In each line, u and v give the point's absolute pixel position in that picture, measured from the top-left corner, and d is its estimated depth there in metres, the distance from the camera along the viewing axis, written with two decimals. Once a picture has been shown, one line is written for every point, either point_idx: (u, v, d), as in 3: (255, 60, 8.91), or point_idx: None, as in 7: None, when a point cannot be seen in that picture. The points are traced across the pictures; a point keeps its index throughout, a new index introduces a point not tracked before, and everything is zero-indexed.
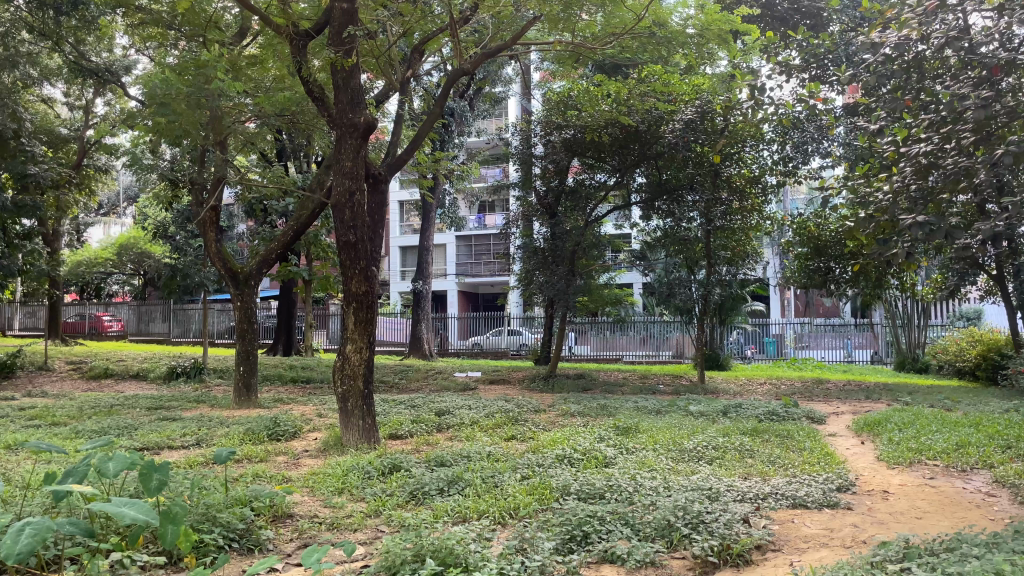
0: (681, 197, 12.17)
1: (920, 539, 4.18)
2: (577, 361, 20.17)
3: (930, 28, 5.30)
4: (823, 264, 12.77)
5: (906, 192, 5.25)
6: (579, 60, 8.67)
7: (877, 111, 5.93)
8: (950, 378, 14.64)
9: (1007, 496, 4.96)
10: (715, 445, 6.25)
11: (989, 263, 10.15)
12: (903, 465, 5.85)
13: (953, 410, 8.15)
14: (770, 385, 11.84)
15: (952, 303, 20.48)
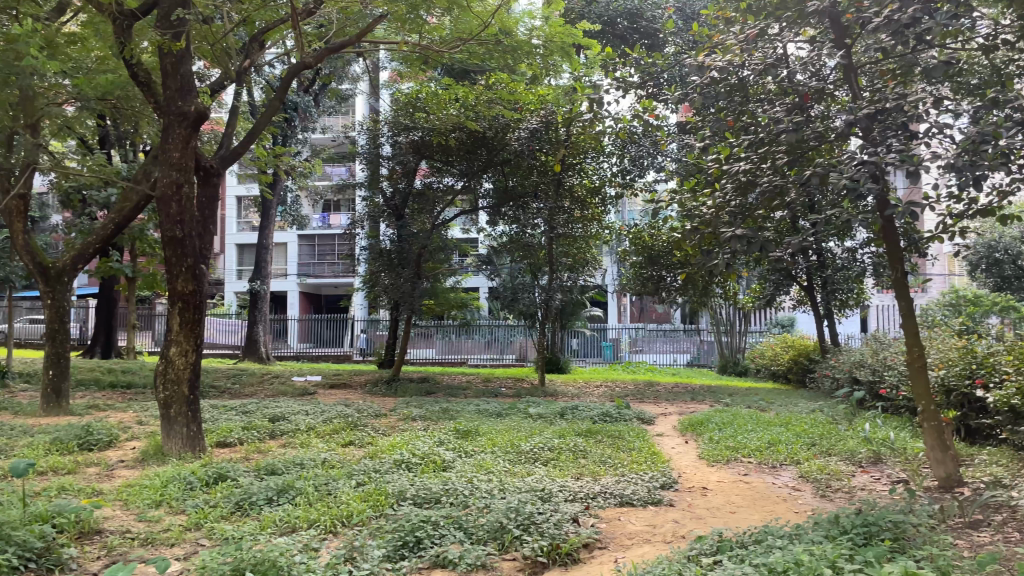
0: (526, 204, 12.37)
1: (732, 533, 4.46)
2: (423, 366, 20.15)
3: (751, 54, 5.72)
4: (656, 272, 13.41)
5: (727, 207, 5.66)
6: (428, 64, 8.73)
7: (704, 130, 6.29)
8: (766, 380, 15.80)
9: (811, 490, 5.39)
10: (550, 446, 6.42)
11: (800, 275, 11.05)
12: (721, 463, 6.23)
13: (766, 410, 8.82)
14: (605, 387, 12.32)
15: (769, 312, 22.27)
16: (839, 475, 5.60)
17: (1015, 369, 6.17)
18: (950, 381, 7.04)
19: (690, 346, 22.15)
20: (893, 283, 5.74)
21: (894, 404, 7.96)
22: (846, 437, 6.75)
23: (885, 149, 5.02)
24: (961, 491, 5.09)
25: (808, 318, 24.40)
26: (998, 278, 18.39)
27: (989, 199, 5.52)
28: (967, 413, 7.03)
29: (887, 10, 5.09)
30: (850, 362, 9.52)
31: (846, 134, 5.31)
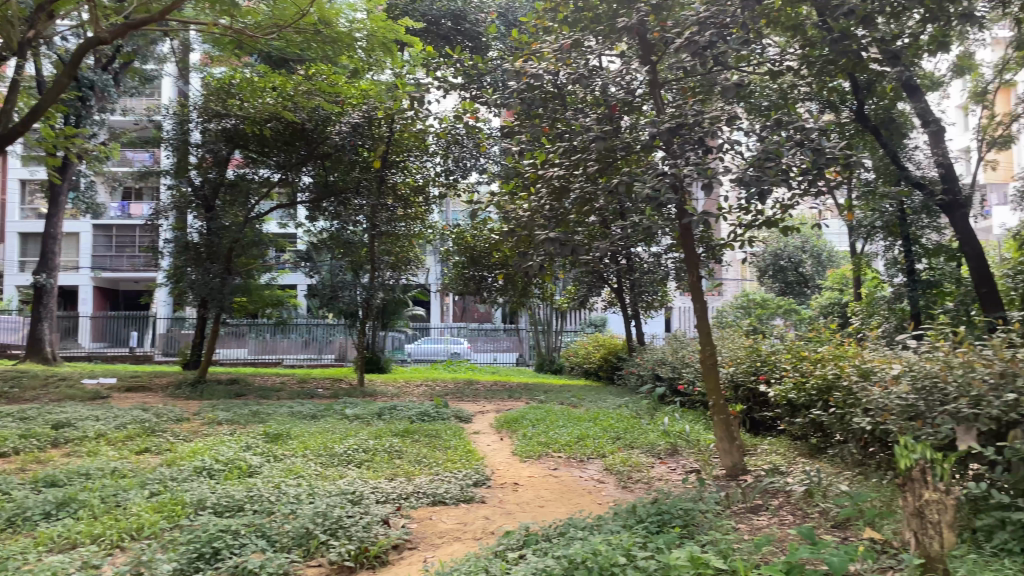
0: (347, 200, 12.20)
1: (538, 526, 4.61)
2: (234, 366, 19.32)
3: (566, 63, 5.95)
4: (477, 272, 13.69)
5: (542, 212, 5.94)
6: (242, 48, 8.35)
7: (521, 135, 6.42)
8: (579, 378, 16.50)
9: (614, 482, 5.68)
10: (365, 447, 6.31)
11: (612, 278, 11.61)
12: (533, 458, 6.41)
13: (577, 406, 9.19)
14: (425, 386, 12.37)
15: (584, 312, 23.33)
16: (639, 467, 5.95)
17: (792, 365, 6.84)
18: (738, 377, 7.68)
19: (509, 345, 22.76)
20: (690, 286, 6.17)
21: (691, 398, 8.59)
22: (647, 431, 7.17)
23: (685, 162, 5.38)
24: (744, 478, 5.55)
25: (619, 319, 25.84)
26: (783, 283, 20.20)
27: (773, 211, 6.08)
28: (752, 406, 7.71)
29: (688, 32, 5.47)
30: (653, 361, 10.14)
31: (651, 146, 5.65)
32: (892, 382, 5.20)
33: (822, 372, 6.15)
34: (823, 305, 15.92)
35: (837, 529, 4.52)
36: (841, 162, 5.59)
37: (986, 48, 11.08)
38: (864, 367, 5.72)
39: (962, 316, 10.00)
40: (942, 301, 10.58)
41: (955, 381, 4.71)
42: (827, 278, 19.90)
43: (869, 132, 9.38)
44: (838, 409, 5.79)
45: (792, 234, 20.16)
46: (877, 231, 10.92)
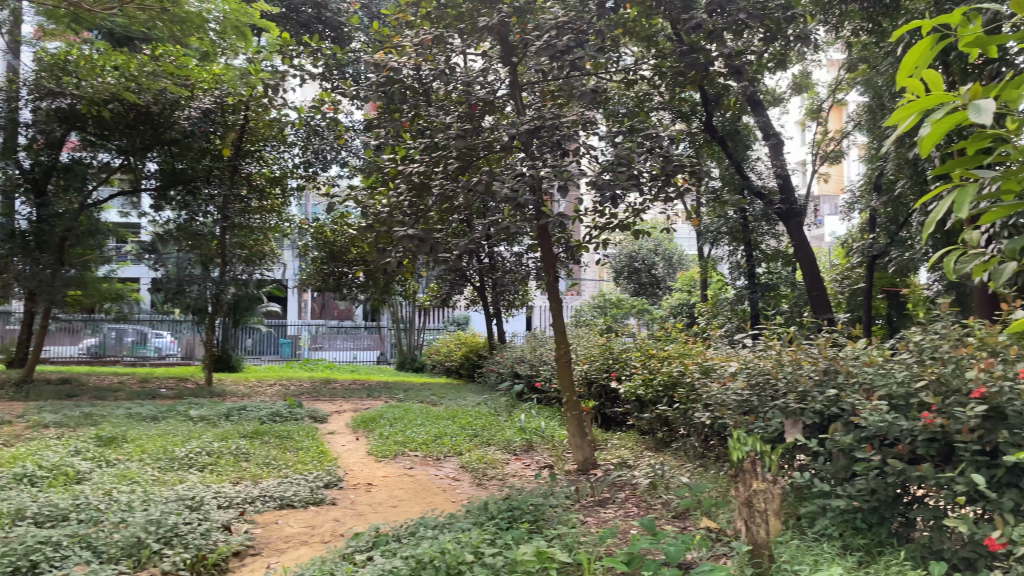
0: (196, 189, 11.74)
1: (389, 527, 4.55)
2: (67, 364, 18.03)
3: (427, 58, 5.97)
4: (336, 269, 13.35)
5: (401, 208, 5.86)
6: (79, 22, 7.76)
7: (379, 128, 6.29)
8: (440, 376, 16.50)
9: (468, 479, 5.70)
10: (209, 450, 6.02)
11: (473, 276, 11.67)
12: (388, 458, 6.33)
13: (436, 405, 9.18)
14: (280, 386, 11.96)
15: (446, 310, 23.35)
16: (494, 464, 6.00)
17: (641, 363, 7.12)
18: (591, 374, 7.93)
19: (369, 343, 22.48)
20: (545, 286, 6.29)
21: (547, 395, 8.79)
22: (504, 428, 7.24)
23: (542, 164, 5.48)
24: (594, 472, 5.70)
25: (481, 317, 26.06)
26: (637, 284, 20.99)
27: (626, 215, 6.31)
28: (604, 403, 7.96)
29: (548, 35, 5.57)
30: (512, 359, 10.30)
31: (510, 147, 5.72)
32: (729, 379, 5.52)
33: (668, 370, 6.44)
34: (673, 306, 16.70)
35: (677, 519, 4.74)
36: (688, 171, 5.88)
37: (820, 70, 11.99)
38: (705, 365, 6.03)
39: (794, 318, 10.76)
40: (779, 302, 11.61)
41: (785, 377, 5.05)
42: (678, 280, 20.89)
43: (717, 142, 9.91)
44: (682, 405, 6.08)
45: (646, 237, 21.02)
46: (722, 237, 11.56)
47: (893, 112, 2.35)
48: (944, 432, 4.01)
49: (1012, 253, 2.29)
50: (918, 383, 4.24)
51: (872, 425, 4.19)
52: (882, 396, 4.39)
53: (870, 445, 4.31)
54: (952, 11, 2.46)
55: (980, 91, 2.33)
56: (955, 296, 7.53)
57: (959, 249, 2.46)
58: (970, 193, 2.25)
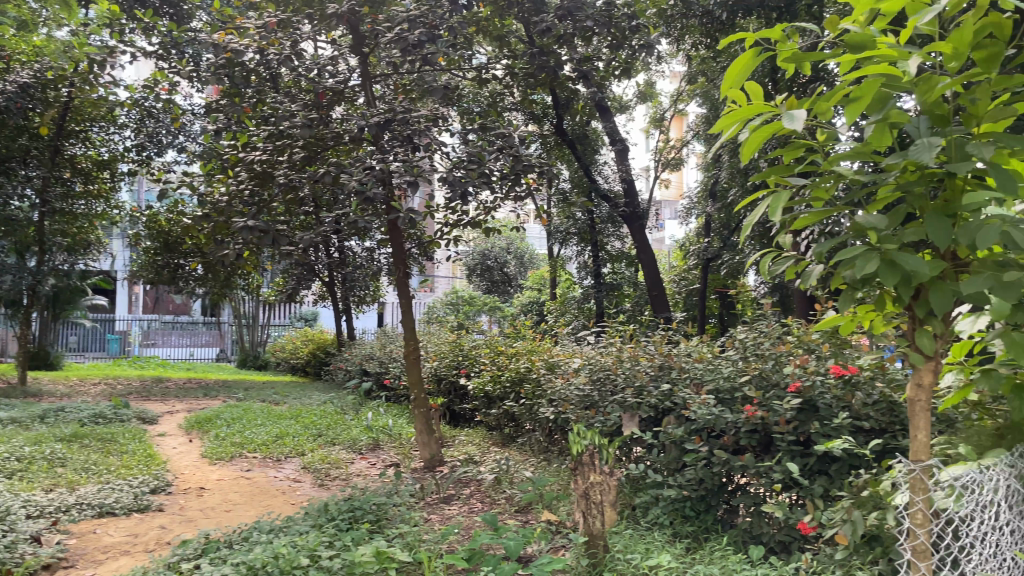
0: (13, 169, 10.41)
1: (220, 532, 4.31)
2: None
3: (272, 42, 5.64)
4: (170, 261, 12.44)
5: (241, 196, 5.55)
6: None
7: (217, 113, 5.99)
8: (285, 374, 15.94)
9: (310, 481, 5.51)
10: (18, 455, 5.49)
11: (321, 271, 11.35)
12: (224, 460, 6.02)
13: (279, 404, 8.85)
14: (106, 385, 11.11)
15: (293, 306, 22.62)
16: (338, 464, 5.84)
17: (489, 360, 7.18)
18: (440, 371, 7.91)
19: (208, 340, 21.50)
20: (395, 282, 6.21)
21: (396, 393, 8.71)
22: (350, 427, 7.09)
23: (392, 157, 5.41)
24: (439, 469, 5.69)
25: (329, 313, 25.48)
26: (488, 281, 21.22)
27: (477, 213, 6.34)
28: (452, 399, 7.97)
29: (399, 27, 5.51)
30: (361, 356, 10.13)
31: (360, 139, 5.60)
32: (572, 374, 5.68)
33: (516, 366, 6.54)
34: (523, 304, 17.03)
35: (519, 513, 4.81)
36: (537, 170, 5.98)
37: (664, 80, 12.59)
38: (551, 361, 6.19)
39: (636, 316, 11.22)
40: (622, 302, 12.09)
41: (623, 373, 5.26)
42: (528, 278, 21.33)
43: (567, 145, 10.15)
44: (527, 400, 6.18)
45: (498, 235, 21.31)
46: (571, 237, 11.87)
47: (719, 118, 2.56)
48: (763, 423, 4.31)
49: (817, 254, 2.54)
50: (742, 377, 4.54)
51: (700, 417, 4.44)
52: (710, 390, 4.66)
53: (699, 436, 4.56)
54: (772, 30, 2.70)
55: (794, 104, 2.57)
56: (778, 297, 8.13)
57: (773, 251, 2.67)
58: (783, 196, 2.48)
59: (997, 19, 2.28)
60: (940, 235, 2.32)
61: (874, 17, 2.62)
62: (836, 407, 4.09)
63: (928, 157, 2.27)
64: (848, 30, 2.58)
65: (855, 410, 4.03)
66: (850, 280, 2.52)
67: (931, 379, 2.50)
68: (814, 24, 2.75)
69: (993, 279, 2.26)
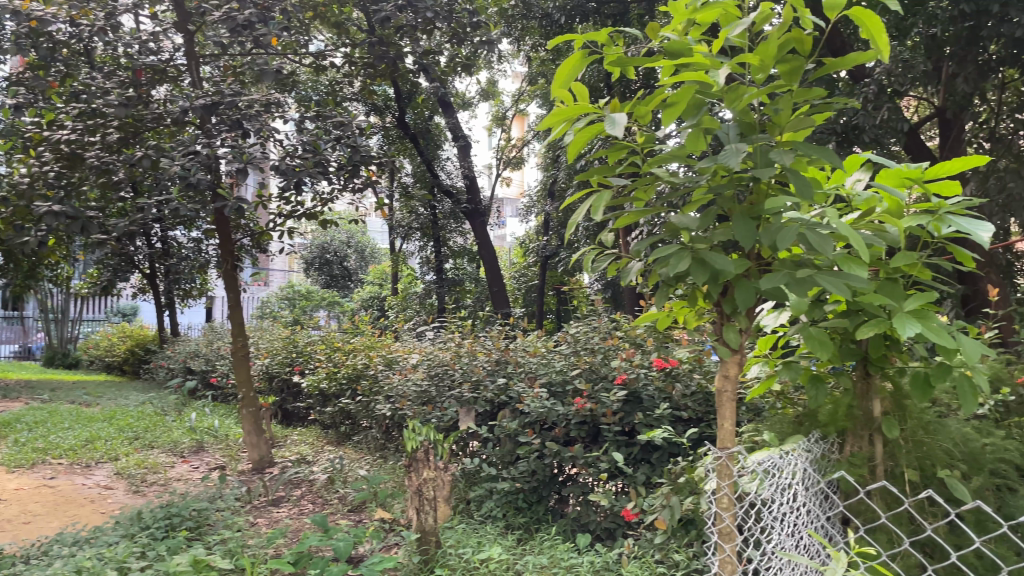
0: None
1: (14, 547, 3.91)
2: None
3: (84, 13, 5.22)
4: None
5: (45, 178, 5.05)
6: None
7: (18, 87, 5.45)
8: (97, 372, 14.70)
9: (123, 487, 5.12)
10: None
11: (142, 262, 10.61)
12: (23, 468, 5.47)
13: (90, 406, 8.17)
14: None
15: (111, 300, 21.09)
16: (156, 468, 5.47)
17: (325, 357, 7.00)
18: (273, 368, 7.61)
19: (9, 336, 20.18)
20: (223, 275, 5.89)
21: (224, 391, 8.29)
22: (172, 428, 6.66)
23: (219, 142, 5.13)
24: (269, 470, 5.46)
25: (152, 309, 23.91)
26: (328, 275, 20.72)
27: (313, 204, 6.15)
28: (285, 398, 7.69)
29: (227, 7, 5.26)
30: (186, 353, 9.57)
31: (185, 121, 5.28)
32: (410, 370, 5.61)
33: (352, 362, 6.42)
34: (364, 299, 16.78)
35: (352, 513, 4.70)
36: (376, 162, 5.87)
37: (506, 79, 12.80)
38: (389, 357, 6.12)
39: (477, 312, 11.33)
40: (463, 297, 12.28)
41: (461, 367, 5.28)
42: (368, 273, 21.04)
43: (409, 139, 10.09)
44: (364, 397, 6.06)
45: (338, 228, 20.85)
46: (413, 232, 11.78)
47: (545, 118, 2.61)
48: (592, 415, 4.45)
49: (636, 253, 2.64)
50: (573, 371, 4.69)
51: (534, 410, 4.51)
52: (543, 383, 4.76)
53: (532, 429, 4.64)
54: (599, 33, 2.78)
55: (618, 107, 2.66)
56: (611, 294, 8.47)
57: (596, 248, 2.75)
58: (604, 196, 2.56)
59: (797, 36, 2.45)
60: (745, 236, 2.47)
61: (691, 27, 2.75)
62: (658, 398, 4.32)
63: (736, 162, 2.40)
64: (668, 38, 2.69)
65: (675, 400, 4.27)
66: (665, 277, 2.64)
67: (737, 371, 2.66)
68: (636, 30, 2.85)
69: (789, 277, 2.45)
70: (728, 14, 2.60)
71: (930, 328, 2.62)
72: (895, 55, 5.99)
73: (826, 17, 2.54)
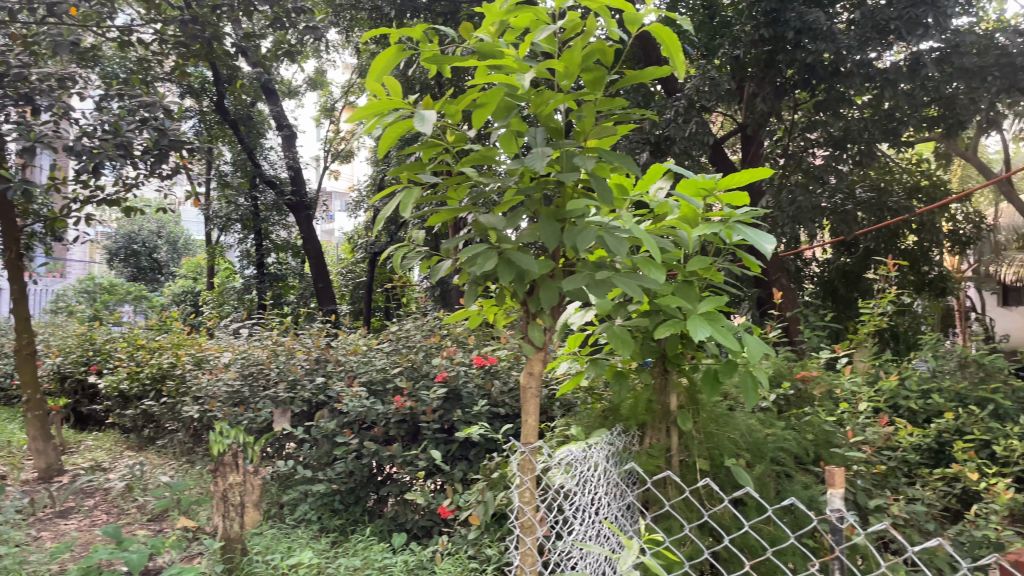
0: None
1: None
2: None
3: None
4: None
5: None
6: None
7: None
8: None
9: None
10: None
11: None
12: None
13: None
14: None
15: None
16: None
17: (126, 355, 6.52)
18: (66, 368, 6.99)
19: None
20: (6, 265, 5.33)
21: (6, 394, 7.52)
22: None
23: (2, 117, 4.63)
24: (58, 479, 5.01)
25: None
26: (134, 267, 19.27)
27: (115, 190, 5.70)
28: (79, 400, 7.10)
29: None
30: None
31: None
32: (221, 369, 5.30)
33: (158, 362, 6.08)
34: (176, 294, 15.84)
35: (152, 522, 4.39)
36: (187, 148, 5.52)
37: (334, 70, 12.55)
38: (199, 356, 5.81)
39: (299, 309, 11.01)
40: (286, 293, 11.93)
41: (277, 367, 5.07)
42: (180, 266, 19.89)
43: (229, 125, 9.63)
44: (169, 399, 5.73)
45: (147, 217, 19.54)
46: (232, 223, 11.22)
47: (354, 111, 2.54)
48: (411, 414, 4.39)
49: (445, 251, 2.64)
50: (394, 369, 4.63)
51: (352, 410, 4.38)
52: (363, 382, 4.64)
53: (350, 429, 4.51)
54: (413, 27, 2.74)
55: (429, 104, 2.63)
56: (438, 292, 8.47)
57: (405, 245, 2.72)
58: (414, 193, 2.54)
59: (601, 48, 2.54)
60: (549, 237, 2.53)
61: (504, 29, 2.77)
62: (476, 396, 4.37)
63: (540, 165, 2.45)
64: (482, 38, 2.70)
65: (492, 398, 4.35)
66: (474, 276, 2.66)
67: (541, 368, 2.73)
68: (451, 29, 2.84)
69: (589, 279, 2.55)
70: (539, 19, 2.65)
71: (717, 328, 2.81)
72: (705, 73, 6.42)
73: (629, 31, 2.65)
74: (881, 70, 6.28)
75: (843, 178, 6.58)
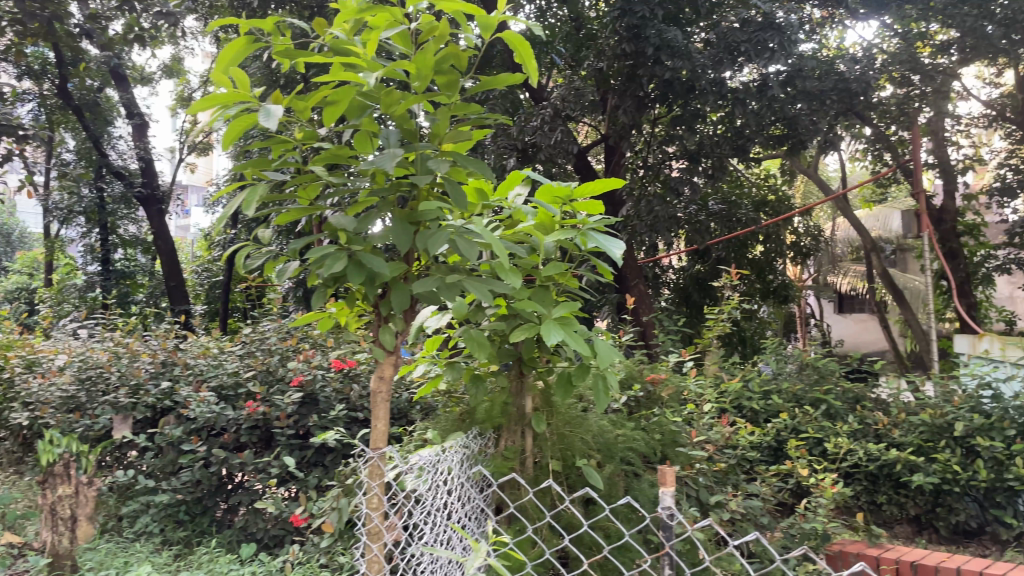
0: None
1: None
2: None
3: None
4: None
5: None
6: None
7: None
8: None
9: None
10: None
11: None
12: None
13: None
14: None
15: None
16: None
17: None
18: None
19: None
20: None
21: None
22: None
23: None
24: None
25: None
26: None
27: None
28: None
29: None
30: None
31: None
32: (54, 373, 4.93)
33: None
34: (8, 291, 14.66)
35: None
36: (21, 133, 5.14)
37: (192, 59, 12.02)
38: (31, 357, 5.41)
39: (147, 309, 10.50)
40: (134, 291, 11.30)
41: (118, 371, 4.75)
42: (15, 260, 18.45)
43: (73, 110, 9.02)
44: None
45: None
46: (75, 216, 10.50)
47: (195, 103, 2.42)
48: (264, 419, 4.24)
49: (292, 252, 2.56)
50: (247, 373, 4.44)
51: (199, 416, 4.13)
52: (212, 387, 4.41)
53: (197, 436, 4.28)
54: (263, 19, 2.64)
55: (278, 99, 2.55)
56: (301, 294, 8.25)
57: (250, 244, 2.61)
58: (259, 191, 2.45)
59: (455, 51, 2.54)
60: (401, 239, 2.50)
61: (359, 27, 2.72)
62: (334, 400, 4.28)
63: (392, 167, 2.43)
64: (336, 35, 2.64)
65: (351, 402, 4.30)
66: (323, 278, 2.59)
67: (391, 372, 2.69)
68: (304, 24, 2.76)
69: (440, 282, 2.53)
70: (395, 19, 2.61)
71: (570, 332, 2.87)
72: (571, 82, 6.60)
73: (483, 36, 2.67)
74: (733, 89, 6.66)
75: (698, 190, 6.93)
